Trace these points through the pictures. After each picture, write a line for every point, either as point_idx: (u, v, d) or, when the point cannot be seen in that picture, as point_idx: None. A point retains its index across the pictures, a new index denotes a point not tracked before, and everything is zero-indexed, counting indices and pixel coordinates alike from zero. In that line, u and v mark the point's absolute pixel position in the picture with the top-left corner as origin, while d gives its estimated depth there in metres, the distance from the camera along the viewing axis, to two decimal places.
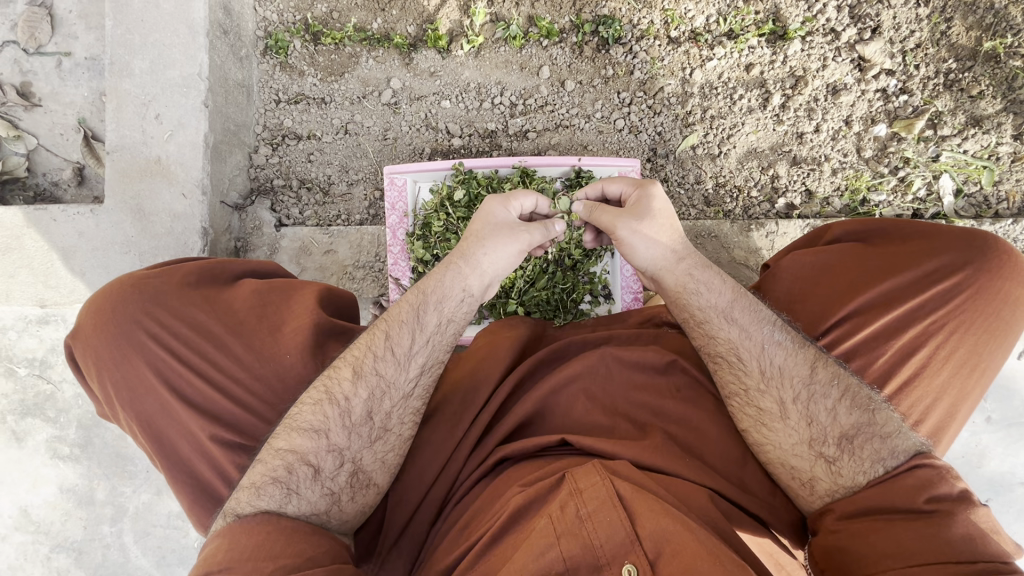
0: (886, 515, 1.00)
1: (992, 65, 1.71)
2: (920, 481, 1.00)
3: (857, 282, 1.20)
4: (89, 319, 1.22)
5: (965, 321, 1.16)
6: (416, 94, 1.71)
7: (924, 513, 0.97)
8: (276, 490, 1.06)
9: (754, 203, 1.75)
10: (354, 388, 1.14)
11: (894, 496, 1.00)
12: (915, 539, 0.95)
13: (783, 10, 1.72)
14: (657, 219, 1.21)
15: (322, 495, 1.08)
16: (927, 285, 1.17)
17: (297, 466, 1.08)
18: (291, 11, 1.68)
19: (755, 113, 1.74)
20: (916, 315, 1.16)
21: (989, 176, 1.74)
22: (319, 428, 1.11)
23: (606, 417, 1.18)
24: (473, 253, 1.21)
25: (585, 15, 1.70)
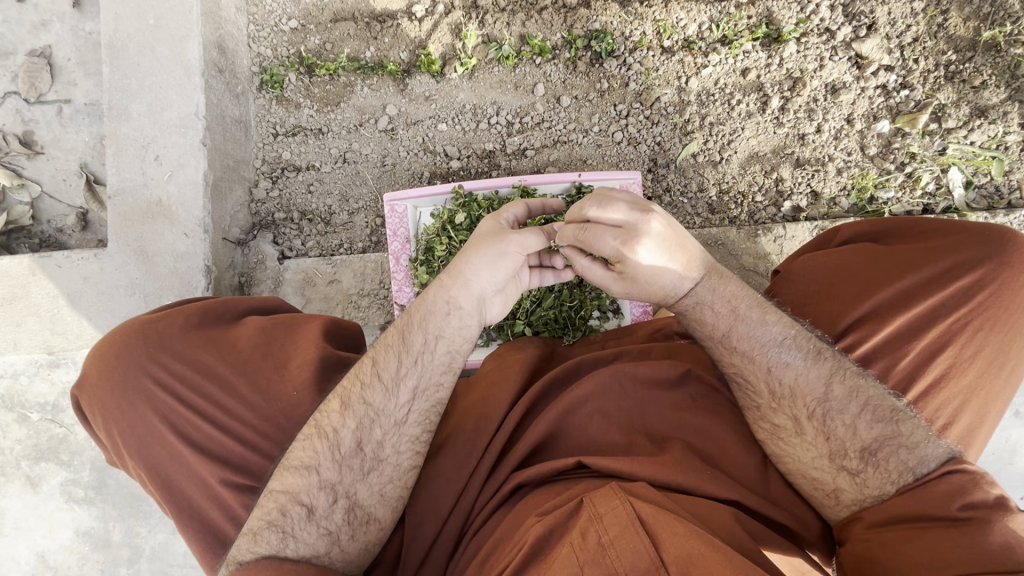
0: (921, 526, 0.97)
1: (993, 53, 1.74)
2: (953, 489, 0.97)
3: (873, 281, 1.17)
4: (94, 370, 1.22)
5: (988, 317, 1.11)
6: (412, 120, 1.71)
7: (961, 522, 0.95)
8: (273, 536, 1.06)
9: (759, 207, 1.72)
10: (342, 419, 1.13)
11: (927, 505, 0.98)
12: (954, 552, 0.92)
13: (776, 13, 1.71)
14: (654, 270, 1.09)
15: (320, 536, 1.07)
16: (945, 281, 1.13)
17: (291, 507, 1.08)
18: (284, 46, 1.70)
19: (755, 117, 1.72)
20: (935, 313, 1.12)
21: (999, 167, 1.72)
22: (310, 464, 1.10)
23: (624, 435, 1.15)
24: (456, 265, 1.17)
25: (576, 30, 1.70)
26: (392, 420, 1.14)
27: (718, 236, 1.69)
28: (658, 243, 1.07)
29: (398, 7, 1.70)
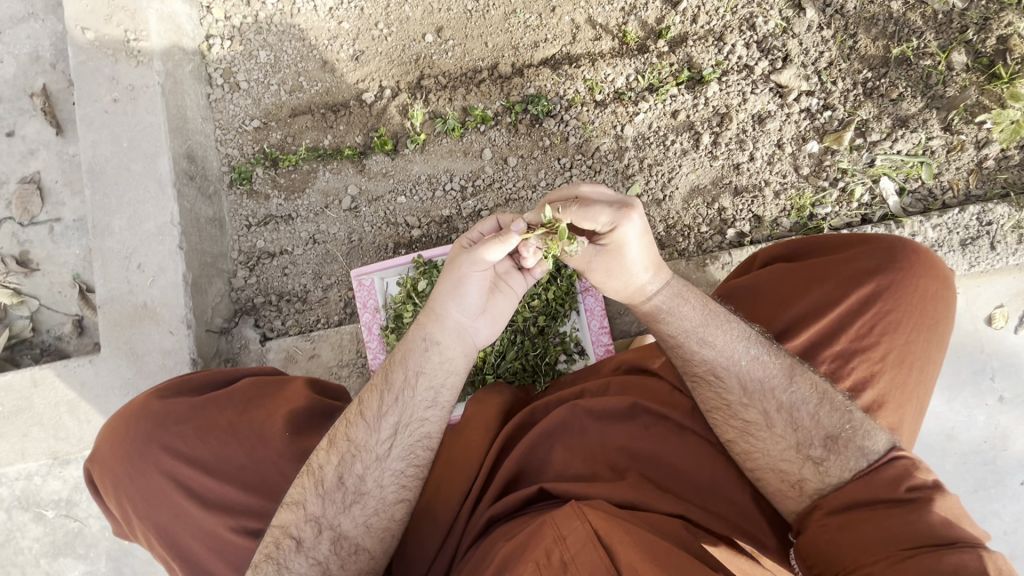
0: (873, 508, 1.06)
1: (905, 67, 1.86)
2: (898, 472, 1.08)
3: (786, 294, 1.28)
4: (105, 443, 1.35)
5: (891, 318, 1.21)
6: (373, 196, 1.85)
7: (909, 501, 1.04)
8: (269, 567, 1.17)
9: (706, 237, 1.82)
10: (327, 456, 1.24)
11: (879, 488, 1.08)
12: (905, 527, 1.01)
13: (694, 58, 1.86)
14: (630, 262, 1.18)
15: (310, 565, 1.18)
16: (850, 287, 1.23)
17: (283, 540, 1.19)
18: (250, 146, 1.85)
19: (690, 153, 1.84)
20: (845, 317, 1.22)
21: (928, 171, 1.82)
22: (297, 500, 1.22)
23: (586, 462, 1.23)
24: (434, 307, 1.24)
25: (513, 97, 1.85)
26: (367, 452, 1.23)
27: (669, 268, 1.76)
28: (638, 234, 1.15)
29: (351, 96, 1.88)
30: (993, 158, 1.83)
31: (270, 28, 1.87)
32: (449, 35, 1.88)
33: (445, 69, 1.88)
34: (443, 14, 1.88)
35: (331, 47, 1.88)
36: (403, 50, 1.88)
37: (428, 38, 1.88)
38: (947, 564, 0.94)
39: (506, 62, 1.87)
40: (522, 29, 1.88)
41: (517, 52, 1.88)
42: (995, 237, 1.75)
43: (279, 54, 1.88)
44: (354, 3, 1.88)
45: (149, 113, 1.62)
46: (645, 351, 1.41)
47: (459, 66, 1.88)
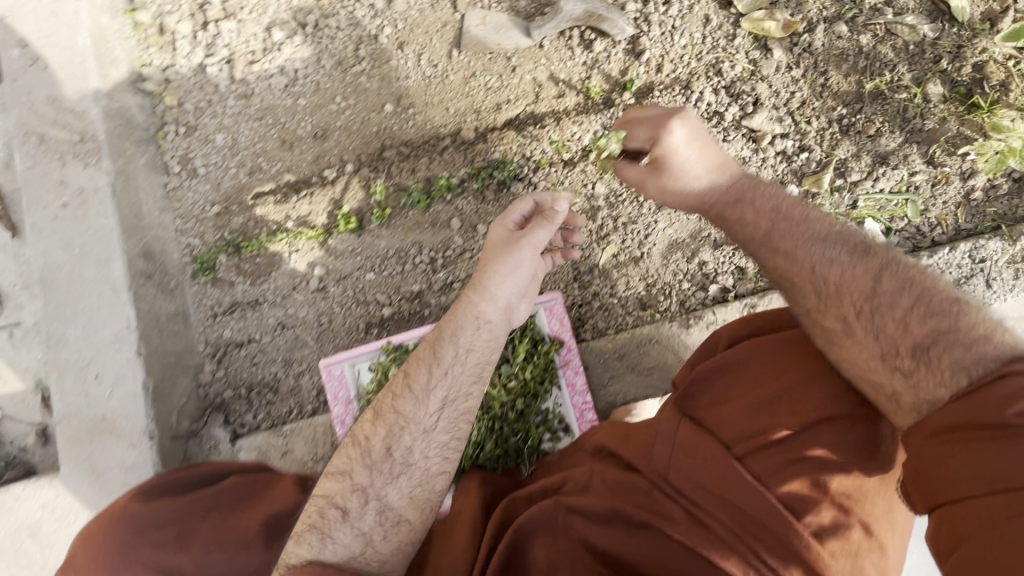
0: (957, 436, 0.93)
1: (881, 102, 1.80)
2: (1010, 393, 0.91)
3: (847, 282, 1.17)
4: (80, 549, 1.32)
5: (963, 307, 1.06)
6: (342, 274, 1.79)
7: (1012, 418, 0.89)
8: (313, 537, 1.15)
9: (689, 294, 1.74)
10: (373, 427, 1.24)
11: (964, 390, 0.97)
12: (988, 436, 0.90)
13: (662, 109, 1.81)
14: (700, 154, 1.37)
15: (354, 537, 1.15)
16: (908, 271, 1.14)
17: (326, 510, 1.19)
18: (211, 233, 1.80)
19: (665, 208, 1.77)
20: (896, 309, 1.11)
21: (914, 209, 1.75)
22: (343, 471, 1.22)
23: (582, 549, 1.08)
24: (482, 283, 1.27)
25: (478, 163, 1.80)
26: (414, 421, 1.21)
27: (650, 331, 1.67)
28: (688, 134, 1.36)
29: (312, 172, 1.82)
30: (980, 189, 1.77)
31: (224, 109, 1.81)
32: (410, 104, 1.83)
33: (406, 138, 1.82)
34: (401, 83, 1.84)
35: (289, 125, 1.83)
36: (362, 123, 1.83)
37: (387, 109, 1.83)
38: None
39: (470, 127, 1.81)
40: (484, 92, 1.83)
41: (481, 116, 1.82)
42: (988, 275, 1.70)
43: (235, 135, 1.82)
44: (309, 79, 1.83)
45: (100, 216, 1.57)
46: (611, 431, 1.33)
47: (421, 135, 1.82)
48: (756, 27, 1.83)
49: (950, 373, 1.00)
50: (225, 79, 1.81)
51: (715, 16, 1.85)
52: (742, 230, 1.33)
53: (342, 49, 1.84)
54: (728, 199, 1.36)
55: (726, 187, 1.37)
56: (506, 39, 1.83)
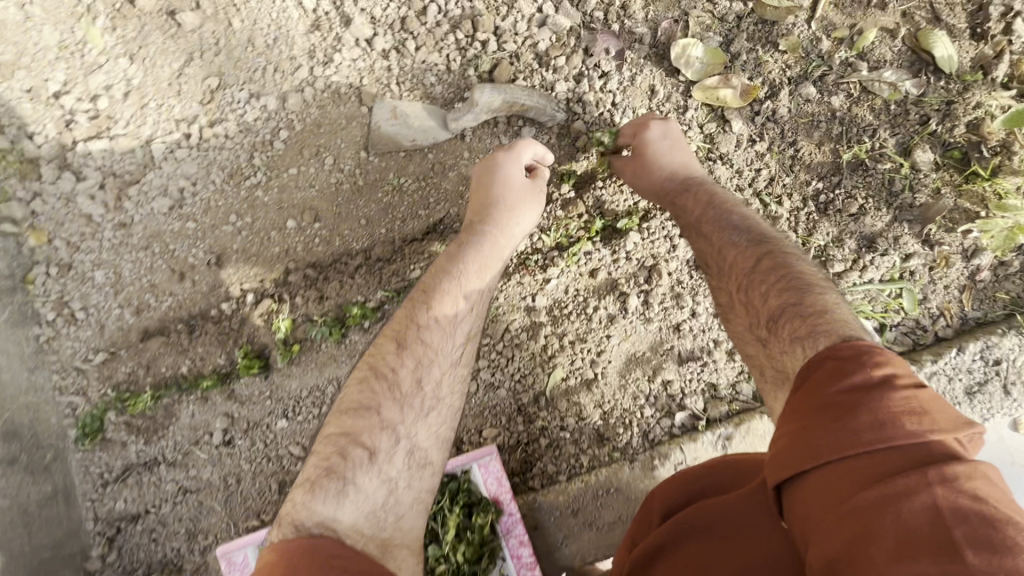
0: (807, 411, 0.89)
1: (862, 173, 1.54)
2: (848, 372, 0.89)
3: (736, 262, 1.22)
4: None
5: (820, 294, 1.07)
6: (250, 422, 1.55)
7: (851, 394, 0.86)
8: (331, 485, 0.99)
9: (651, 423, 1.47)
10: (399, 358, 1.16)
11: (812, 354, 0.96)
12: (837, 405, 0.86)
13: (608, 203, 1.55)
14: (682, 148, 1.46)
15: (380, 481, 1.03)
16: (788, 260, 1.16)
17: (351, 450, 1.04)
18: (96, 387, 1.55)
19: (618, 319, 1.51)
20: (764, 283, 1.13)
21: (911, 300, 1.49)
22: (370, 405, 1.09)
23: None
24: (506, 221, 1.36)
25: (396, 283, 1.54)
26: (440, 377, 1.18)
27: (607, 479, 1.43)
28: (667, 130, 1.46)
29: (209, 305, 1.58)
30: (987, 268, 1.50)
31: (101, 241, 1.57)
32: (316, 217, 1.58)
33: (314, 258, 1.57)
34: (304, 193, 1.59)
35: (178, 252, 1.58)
36: (262, 244, 1.58)
37: (290, 225, 1.58)
38: (910, 493, 0.74)
39: (384, 239, 1.57)
40: (398, 197, 1.58)
41: (396, 226, 1.58)
42: (1007, 378, 1.43)
43: (118, 270, 1.57)
44: (198, 197, 1.58)
45: None
46: None
47: (330, 253, 1.57)
48: (709, 96, 1.57)
49: (793, 340, 1.01)
50: (98, 207, 1.56)
51: (661, 86, 1.59)
52: (681, 223, 1.38)
53: (234, 160, 1.59)
54: (680, 190, 1.39)
55: (682, 180, 1.42)
56: (420, 133, 1.57)
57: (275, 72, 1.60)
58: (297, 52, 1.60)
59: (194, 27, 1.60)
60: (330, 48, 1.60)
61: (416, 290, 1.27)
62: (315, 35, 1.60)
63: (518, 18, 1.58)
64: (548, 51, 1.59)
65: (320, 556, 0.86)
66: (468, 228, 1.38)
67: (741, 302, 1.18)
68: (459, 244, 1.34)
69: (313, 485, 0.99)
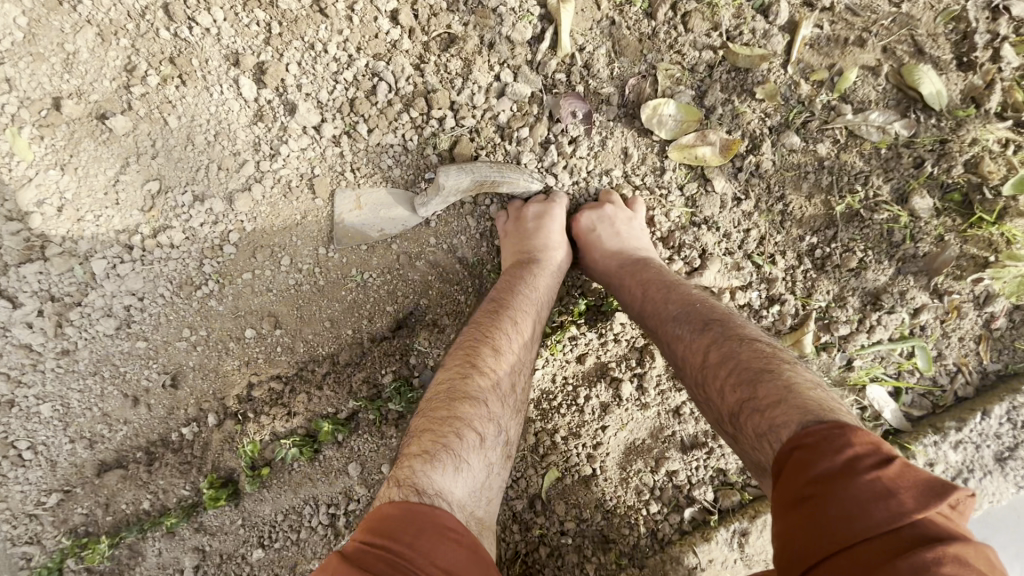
0: (782, 507, 0.81)
1: (858, 224, 1.43)
2: (811, 459, 0.80)
3: (688, 354, 1.13)
4: None
5: (775, 375, 0.97)
6: (223, 555, 1.48)
7: (818, 483, 0.78)
8: (450, 461, 1.00)
9: (658, 521, 1.36)
10: (496, 359, 1.18)
11: (779, 447, 0.87)
12: (810, 496, 0.78)
13: (589, 281, 1.47)
14: (624, 223, 1.38)
15: (484, 465, 1.06)
16: (733, 342, 1.07)
17: (466, 432, 1.05)
18: (51, 533, 1.45)
19: (613, 408, 1.39)
20: (719, 376, 1.04)
21: (925, 358, 1.42)
22: (482, 397, 1.11)
23: None
24: (554, 255, 1.38)
25: (367, 389, 1.48)
26: (525, 391, 1.23)
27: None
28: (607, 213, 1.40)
29: (169, 430, 1.48)
30: (1002, 315, 1.41)
31: (44, 372, 1.41)
32: (276, 324, 1.47)
33: (279, 368, 1.49)
34: (261, 298, 1.46)
35: (130, 374, 1.45)
36: (221, 357, 1.47)
37: (249, 334, 1.46)
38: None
39: (350, 341, 1.50)
40: (361, 294, 1.49)
41: (364, 324, 1.50)
42: None
43: (66, 402, 1.43)
44: (147, 314, 1.44)
45: None
46: None
47: (295, 361, 1.49)
48: (687, 155, 1.46)
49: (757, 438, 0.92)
50: (36, 336, 1.39)
51: (634, 148, 1.49)
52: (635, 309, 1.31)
53: (182, 270, 1.44)
54: (622, 275, 1.32)
55: (622, 263, 1.34)
56: (388, 221, 1.47)
57: (219, 171, 1.45)
58: (241, 147, 1.45)
59: (128, 129, 1.41)
60: (277, 139, 1.46)
61: (494, 303, 1.27)
62: (259, 126, 1.45)
63: (475, 89, 1.46)
64: (509, 122, 1.48)
65: (440, 526, 0.88)
66: (522, 259, 1.35)
67: (705, 398, 1.09)
68: (524, 268, 1.34)
69: (432, 456, 0.99)
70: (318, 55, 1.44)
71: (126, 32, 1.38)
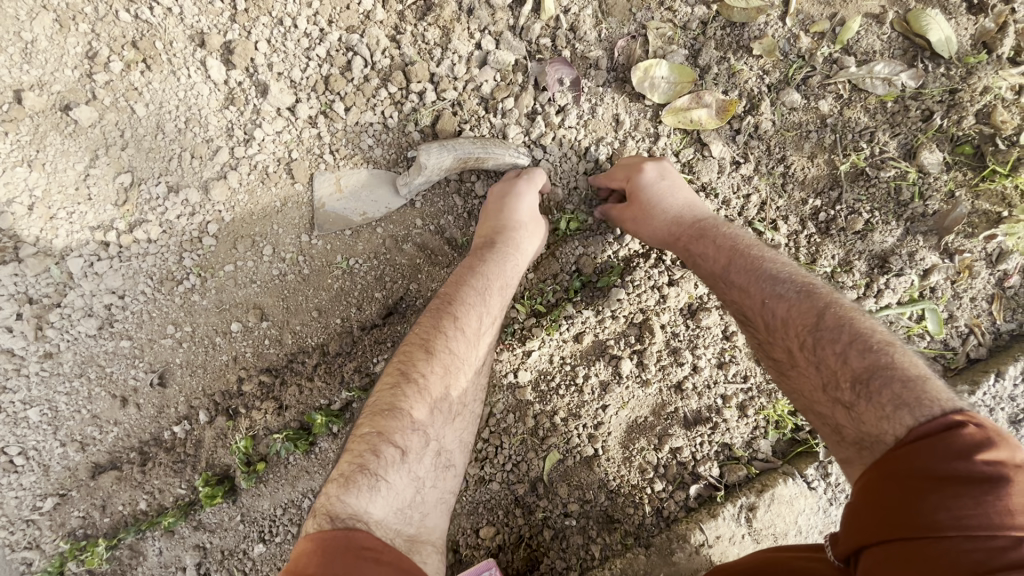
0: (906, 479, 0.78)
1: (864, 183, 1.36)
2: (977, 440, 0.76)
3: (790, 316, 1.05)
4: None
5: (900, 353, 0.93)
6: (225, 551, 1.46)
7: (983, 465, 0.74)
8: (366, 480, 0.95)
9: (664, 499, 1.33)
10: (429, 364, 1.12)
11: (917, 422, 0.81)
12: (945, 481, 0.74)
13: (585, 257, 1.40)
14: (676, 181, 1.30)
15: (409, 481, 1.01)
16: (851, 313, 1.01)
17: (383, 448, 1.00)
18: (49, 538, 1.44)
19: (613, 386, 1.35)
20: (836, 342, 0.97)
21: (935, 321, 1.37)
22: (397, 406, 1.05)
23: None
24: (513, 241, 1.29)
25: (360, 379, 1.44)
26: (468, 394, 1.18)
27: (621, 572, 1.28)
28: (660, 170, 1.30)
29: (160, 429, 1.45)
30: (1017, 272, 1.34)
31: (29, 377, 1.37)
32: (262, 316, 1.43)
33: (269, 361, 1.45)
34: (246, 291, 1.42)
35: (116, 375, 1.41)
36: (208, 353, 1.43)
37: (234, 328, 1.42)
38: None
39: (340, 330, 1.45)
40: (349, 281, 1.44)
41: (352, 312, 1.45)
42: None
43: (53, 406, 1.40)
44: (129, 312, 1.39)
45: None
46: None
47: (284, 353, 1.45)
48: (681, 118, 1.39)
49: (891, 408, 0.85)
50: (16, 340, 1.35)
51: (626, 114, 1.41)
52: (699, 268, 1.23)
53: (161, 265, 1.39)
54: (687, 237, 1.25)
55: (689, 222, 1.26)
56: (370, 203, 1.41)
57: (191, 159, 1.38)
58: (213, 132, 1.38)
59: (93, 120, 1.33)
60: (250, 123, 1.39)
61: (439, 301, 1.22)
62: (231, 109, 1.38)
63: (455, 60, 1.38)
64: (493, 93, 1.40)
65: (355, 548, 0.83)
66: (483, 249, 1.29)
67: (804, 361, 1.02)
68: (480, 259, 1.27)
69: (347, 480, 0.94)
70: (288, 30, 1.36)
71: (85, 17, 1.30)
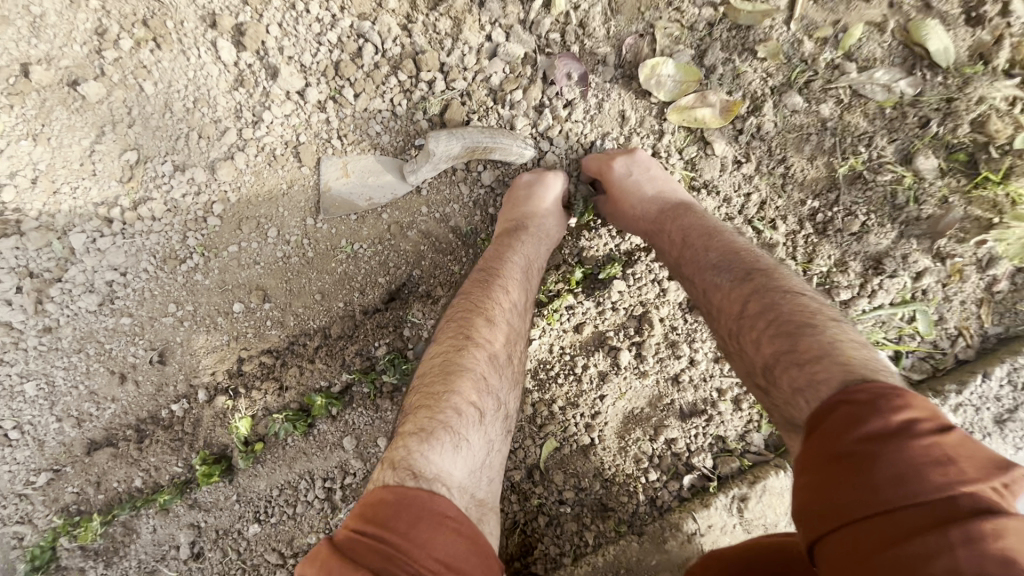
0: (820, 463, 0.79)
1: (861, 186, 1.39)
2: (866, 411, 0.78)
3: (724, 302, 1.08)
4: None
5: (817, 329, 0.94)
6: (219, 530, 1.46)
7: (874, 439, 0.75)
8: (447, 440, 0.97)
9: (657, 489, 1.35)
10: (491, 333, 1.15)
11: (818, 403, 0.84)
12: (848, 459, 0.76)
13: (587, 248, 1.42)
14: (647, 171, 1.33)
15: (483, 444, 1.03)
16: (778, 292, 1.02)
17: (466, 408, 1.02)
18: (43, 512, 1.43)
19: (611, 377, 1.37)
20: (755, 326, 1.00)
21: (926, 323, 1.41)
22: (473, 369, 1.08)
23: None
24: (540, 228, 1.32)
25: (361, 362, 1.46)
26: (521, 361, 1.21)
27: (613, 559, 1.30)
28: (632, 162, 1.32)
29: (158, 407, 1.45)
30: (1005, 278, 1.38)
31: (26, 351, 1.37)
32: (265, 297, 1.43)
33: (269, 342, 1.45)
34: (248, 272, 1.42)
35: (115, 352, 1.41)
36: (208, 332, 1.43)
37: (236, 308, 1.42)
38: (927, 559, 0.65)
39: (342, 313, 1.46)
40: (352, 266, 1.45)
41: (355, 296, 1.46)
42: None
43: (50, 380, 1.39)
44: (130, 289, 1.39)
45: None
46: None
47: (286, 335, 1.45)
48: (685, 117, 1.41)
49: (795, 392, 0.89)
50: (15, 314, 1.35)
51: (632, 110, 1.44)
52: (666, 260, 1.27)
53: (165, 243, 1.39)
54: (657, 226, 1.28)
55: (657, 212, 1.28)
56: (377, 189, 1.42)
57: (199, 139, 1.38)
58: (221, 113, 1.38)
59: (101, 96, 1.33)
60: (259, 105, 1.39)
61: (485, 275, 1.24)
62: (240, 91, 1.38)
63: (464, 50, 1.40)
64: (502, 85, 1.42)
65: (438, 514, 0.84)
66: (507, 232, 1.31)
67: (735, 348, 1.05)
68: (516, 240, 1.29)
69: (430, 435, 0.96)
70: (299, 14, 1.36)
71: None
